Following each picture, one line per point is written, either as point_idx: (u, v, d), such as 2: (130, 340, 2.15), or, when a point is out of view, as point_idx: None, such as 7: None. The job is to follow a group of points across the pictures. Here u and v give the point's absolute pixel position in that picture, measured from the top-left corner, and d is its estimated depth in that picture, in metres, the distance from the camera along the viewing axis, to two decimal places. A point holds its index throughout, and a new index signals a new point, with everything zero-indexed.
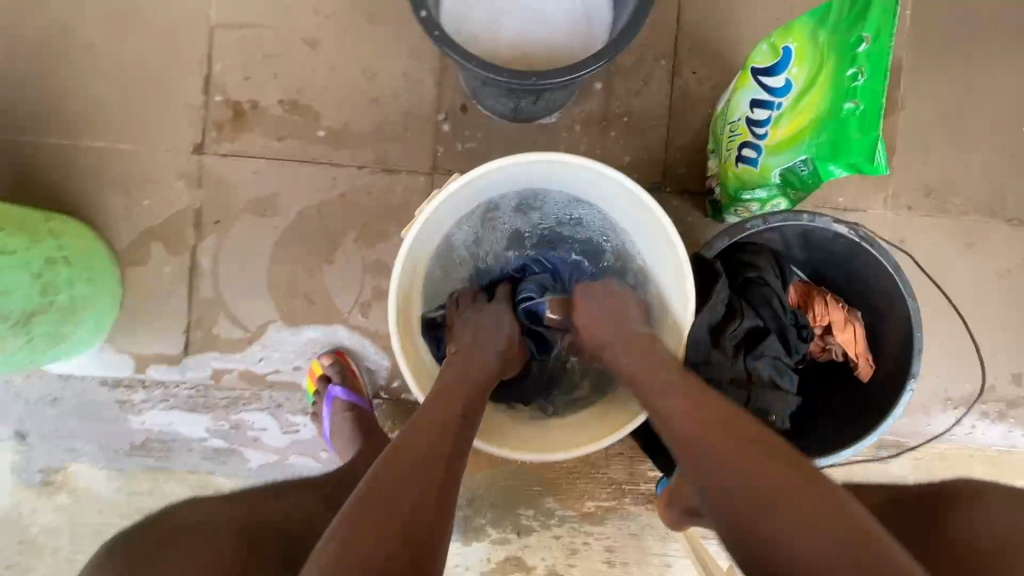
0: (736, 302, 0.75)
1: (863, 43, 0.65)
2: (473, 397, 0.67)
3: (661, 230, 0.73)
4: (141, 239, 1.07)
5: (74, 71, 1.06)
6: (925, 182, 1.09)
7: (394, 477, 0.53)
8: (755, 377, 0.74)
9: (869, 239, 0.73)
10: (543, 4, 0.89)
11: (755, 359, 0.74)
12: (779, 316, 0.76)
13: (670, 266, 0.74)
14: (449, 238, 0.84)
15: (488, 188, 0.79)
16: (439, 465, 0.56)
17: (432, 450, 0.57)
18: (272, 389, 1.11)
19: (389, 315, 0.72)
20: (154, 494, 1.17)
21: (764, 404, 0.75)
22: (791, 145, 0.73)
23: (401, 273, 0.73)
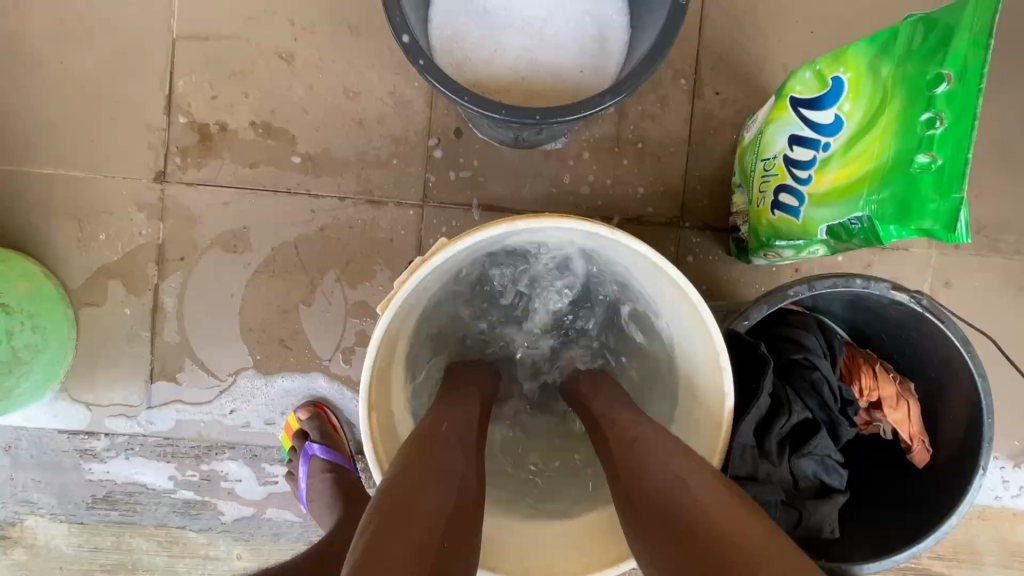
0: (780, 390, 0.64)
1: (943, 82, 0.53)
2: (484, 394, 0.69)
3: (690, 306, 0.61)
4: (96, 277, 0.96)
5: (19, 89, 0.94)
6: (973, 219, 0.98)
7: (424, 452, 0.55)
8: (800, 479, 0.64)
9: (934, 308, 0.62)
10: (548, 19, 0.77)
11: (802, 457, 0.64)
12: (828, 407, 0.65)
13: (700, 347, 0.62)
14: (438, 299, 0.72)
15: (485, 246, 0.67)
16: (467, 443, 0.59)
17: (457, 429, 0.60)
18: (246, 440, 1.01)
19: (363, 403, 0.60)
20: (118, 549, 1.07)
21: (815, 512, 0.64)
22: (843, 197, 0.62)
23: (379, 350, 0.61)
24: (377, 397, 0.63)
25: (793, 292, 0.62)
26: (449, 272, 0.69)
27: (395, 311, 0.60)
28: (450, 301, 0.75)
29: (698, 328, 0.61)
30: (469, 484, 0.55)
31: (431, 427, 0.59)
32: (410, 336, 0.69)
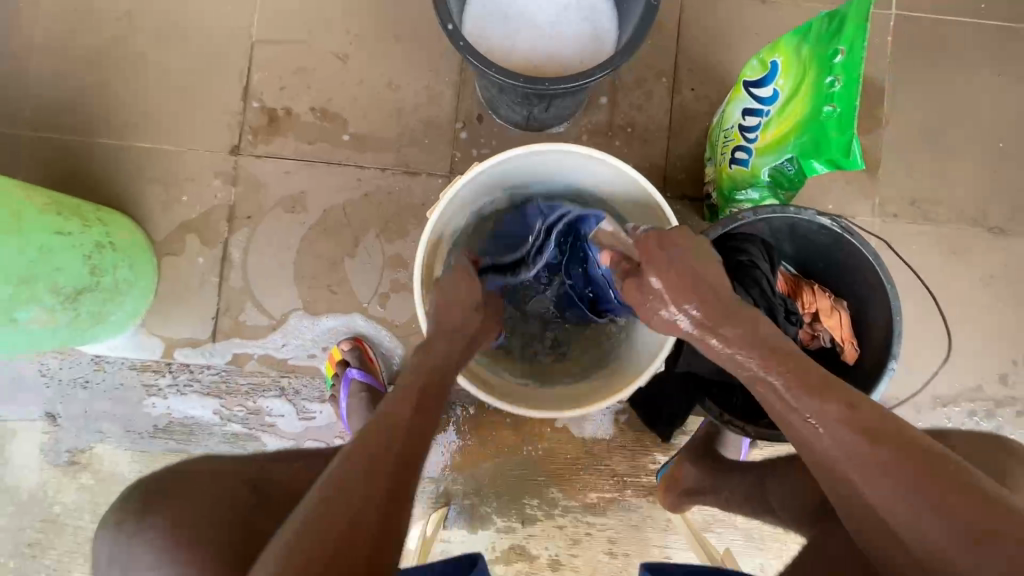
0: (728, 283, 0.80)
1: (839, 55, 0.73)
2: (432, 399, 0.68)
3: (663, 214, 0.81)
4: (177, 231, 1.15)
5: (127, 80, 1.16)
6: (909, 193, 1.17)
7: (341, 476, 0.57)
8: None
9: (849, 229, 0.81)
10: (555, 25, 0.99)
11: None
12: (768, 296, 0.82)
13: None
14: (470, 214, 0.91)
15: (510, 174, 0.87)
16: (385, 468, 0.58)
17: (379, 452, 0.59)
18: (292, 375, 1.17)
19: (416, 271, 0.79)
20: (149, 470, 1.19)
21: None
22: (777, 146, 0.82)
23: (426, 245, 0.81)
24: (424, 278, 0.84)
25: (741, 216, 0.81)
26: (479, 196, 0.89)
27: (442, 210, 0.80)
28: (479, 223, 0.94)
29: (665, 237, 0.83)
30: (372, 512, 0.54)
31: (346, 456, 0.59)
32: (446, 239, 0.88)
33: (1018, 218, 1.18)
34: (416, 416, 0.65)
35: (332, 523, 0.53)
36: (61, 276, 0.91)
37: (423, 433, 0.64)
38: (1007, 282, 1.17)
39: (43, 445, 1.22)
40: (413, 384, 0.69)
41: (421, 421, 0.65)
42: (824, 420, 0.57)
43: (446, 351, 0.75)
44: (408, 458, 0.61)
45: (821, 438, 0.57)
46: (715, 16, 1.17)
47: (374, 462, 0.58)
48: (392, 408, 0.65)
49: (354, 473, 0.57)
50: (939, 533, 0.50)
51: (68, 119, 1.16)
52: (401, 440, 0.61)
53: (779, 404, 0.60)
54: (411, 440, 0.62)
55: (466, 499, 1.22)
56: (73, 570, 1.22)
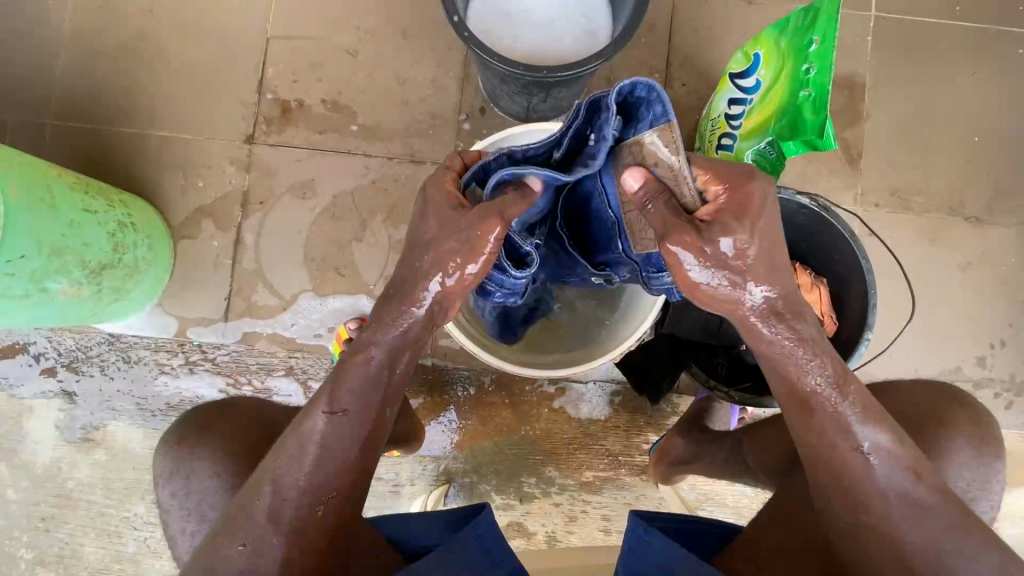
0: None
1: (814, 44, 0.80)
2: (357, 396, 0.71)
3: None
4: (193, 216, 1.21)
5: (148, 73, 1.23)
6: (889, 183, 1.23)
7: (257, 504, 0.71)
8: None
9: (827, 207, 0.86)
10: (553, 22, 1.06)
11: None
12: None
13: None
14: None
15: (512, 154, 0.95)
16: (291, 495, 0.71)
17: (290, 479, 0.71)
18: (300, 354, 1.22)
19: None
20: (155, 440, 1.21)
21: None
22: (759, 131, 0.88)
23: None
24: None
25: None
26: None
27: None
28: None
29: None
30: (272, 542, 0.71)
31: (258, 483, 0.72)
32: None
33: (993, 208, 1.24)
34: (332, 427, 0.71)
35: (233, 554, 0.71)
36: (87, 251, 0.96)
37: (346, 448, 0.72)
38: (984, 269, 1.23)
39: (59, 422, 1.27)
40: (338, 366, 0.72)
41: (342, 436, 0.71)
42: (875, 456, 0.68)
43: (382, 322, 0.71)
44: (313, 488, 0.71)
45: (872, 466, 0.68)
46: (705, 16, 1.24)
47: (279, 497, 0.71)
48: (307, 422, 0.71)
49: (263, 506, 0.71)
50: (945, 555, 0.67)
51: (91, 108, 1.22)
52: (311, 464, 0.71)
53: (830, 426, 0.69)
54: (321, 467, 0.71)
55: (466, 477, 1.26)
56: (84, 544, 1.26)
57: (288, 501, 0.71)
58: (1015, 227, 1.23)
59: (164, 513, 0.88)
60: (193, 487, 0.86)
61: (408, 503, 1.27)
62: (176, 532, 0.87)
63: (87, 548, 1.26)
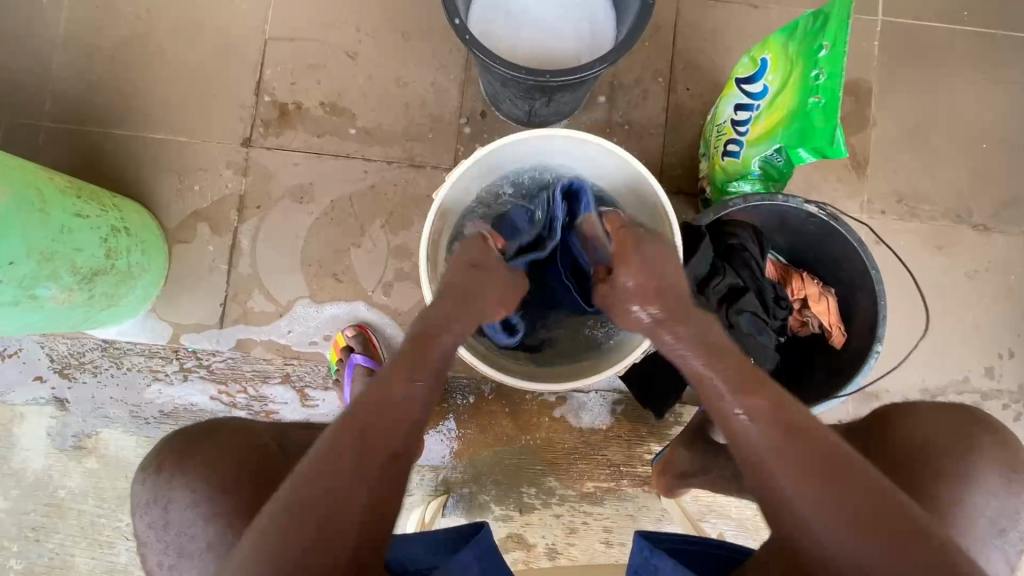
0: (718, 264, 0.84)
1: (824, 49, 0.78)
2: (436, 372, 0.69)
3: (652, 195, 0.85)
4: (188, 220, 1.19)
5: (143, 74, 1.21)
6: (896, 190, 1.21)
7: (332, 463, 0.58)
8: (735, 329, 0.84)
9: (836, 217, 0.84)
10: (556, 25, 1.04)
11: (736, 313, 0.84)
12: (757, 279, 0.86)
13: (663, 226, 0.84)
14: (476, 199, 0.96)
15: (514, 158, 0.92)
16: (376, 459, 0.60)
17: (375, 434, 0.61)
18: (297, 362, 1.20)
19: (421, 245, 0.83)
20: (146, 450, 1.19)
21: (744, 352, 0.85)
22: (767, 136, 0.86)
23: (431, 225, 0.85)
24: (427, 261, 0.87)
25: (731, 203, 0.83)
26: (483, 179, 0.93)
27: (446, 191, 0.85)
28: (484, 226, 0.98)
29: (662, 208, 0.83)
30: (356, 507, 0.57)
31: (332, 440, 0.60)
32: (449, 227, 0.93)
33: (1001, 216, 1.22)
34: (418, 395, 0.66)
35: (316, 508, 0.56)
36: (78, 256, 0.93)
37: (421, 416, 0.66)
38: (991, 278, 1.21)
39: (50, 429, 1.24)
40: (411, 347, 0.70)
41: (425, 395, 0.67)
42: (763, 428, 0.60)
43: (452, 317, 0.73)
44: (401, 448, 0.62)
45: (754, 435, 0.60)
46: (710, 20, 1.22)
47: (370, 443, 0.60)
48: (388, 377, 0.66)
49: (340, 465, 0.58)
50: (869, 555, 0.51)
51: (85, 110, 1.20)
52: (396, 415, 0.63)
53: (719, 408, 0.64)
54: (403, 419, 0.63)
55: (465, 488, 1.24)
56: (75, 554, 1.23)
57: (378, 440, 0.61)
58: None
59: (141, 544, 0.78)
60: (170, 518, 0.76)
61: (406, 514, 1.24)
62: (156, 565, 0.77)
63: (78, 559, 1.23)
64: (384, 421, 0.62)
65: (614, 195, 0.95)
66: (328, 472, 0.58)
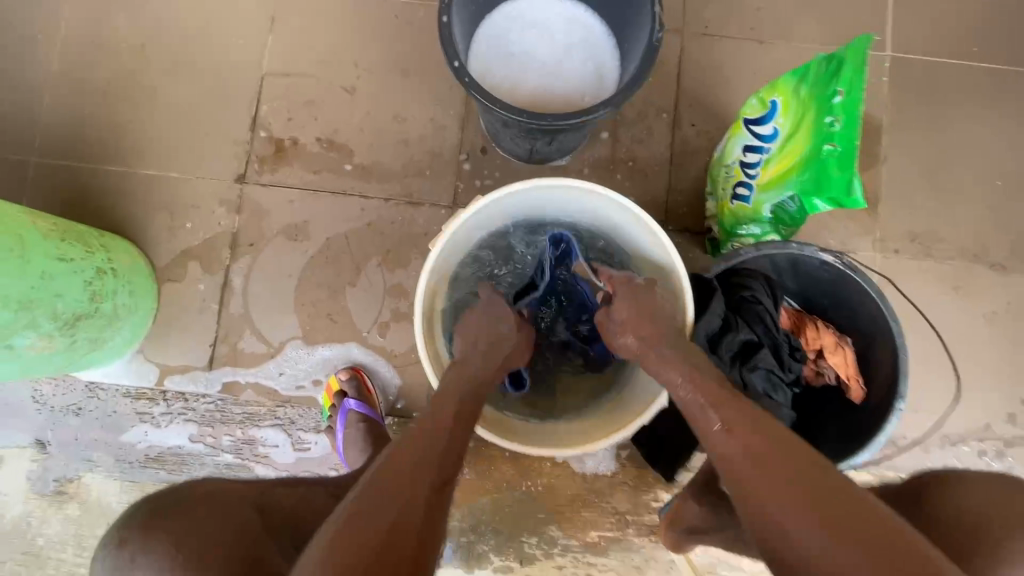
0: (731, 318, 0.81)
1: (839, 95, 0.75)
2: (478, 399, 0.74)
3: (662, 245, 0.80)
4: (179, 258, 1.16)
5: (137, 109, 1.18)
6: (910, 229, 1.18)
7: (393, 471, 0.60)
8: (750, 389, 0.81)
9: (853, 267, 0.80)
10: (558, 64, 1.02)
11: (750, 372, 0.81)
12: (771, 334, 0.82)
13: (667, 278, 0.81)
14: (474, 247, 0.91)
15: (512, 206, 0.87)
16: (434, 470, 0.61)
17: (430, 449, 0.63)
18: (289, 405, 1.15)
19: (416, 301, 0.77)
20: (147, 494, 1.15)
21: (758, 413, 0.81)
22: (780, 181, 0.83)
23: (429, 277, 0.80)
24: (424, 318, 0.82)
25: (743, 252, 0.81)
26: (483, 228, 0.89)
27: (442, 245, 0.80)
28: (464, 278, 0.93)
29: (666, 264, 0.81)
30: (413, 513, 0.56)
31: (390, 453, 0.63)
32: (445, 275, 0.88)
33: (1018, 255, 1.18)
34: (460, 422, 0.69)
35: (363, 531, 0.54)
36: (59, 302, 0.89)
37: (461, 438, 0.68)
38: (1011, 320, 1.16)
39: (31, 474, 1.19)
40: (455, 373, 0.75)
41: (458, 436, 0.67)
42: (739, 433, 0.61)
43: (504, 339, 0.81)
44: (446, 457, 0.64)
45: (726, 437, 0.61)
46: (714, 56, 1.20)
47: (419, 474, 0.60)
48: (426, 419, 0.68)
49: (403, 466, 0.61)
50: (848, 558, 0.48)
51: (76, 146, 1.17)
52: (439, 448, 0.64)
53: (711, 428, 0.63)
54: (446, 456, 0.64)
55: (464, 538, 1.18)
56: None
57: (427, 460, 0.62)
58: None
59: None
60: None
61: None
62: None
63: None
64: (433, 440, 0.65)
65: (604, 236, 0.92)
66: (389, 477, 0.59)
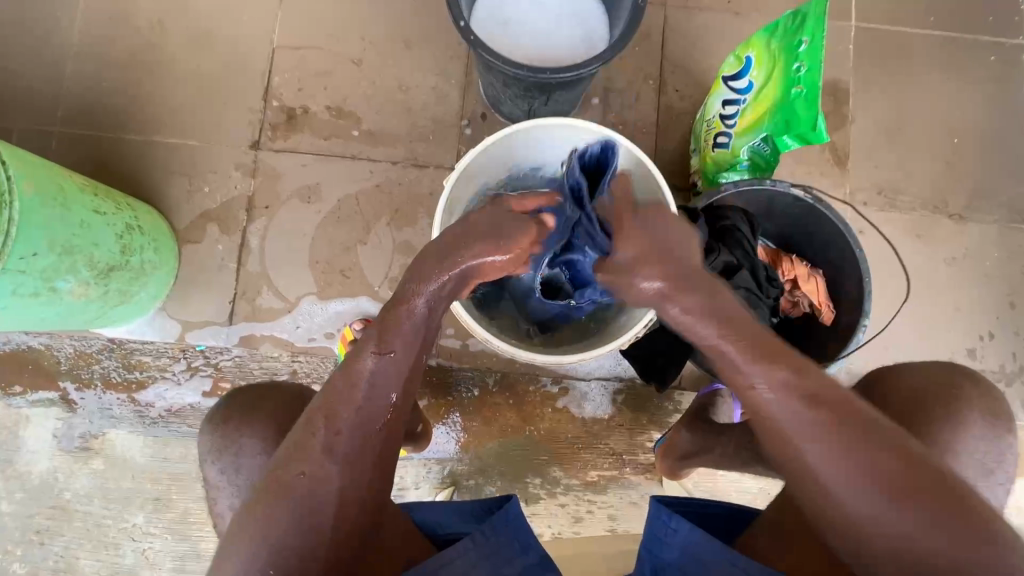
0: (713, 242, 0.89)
1: (803, 44, 0.84)
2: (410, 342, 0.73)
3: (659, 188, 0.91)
4: (198, 220, 1.22)
5: (154, 81, 1.25)
6: (876, 183, 1.28)
7: (317, 443, 0.68)
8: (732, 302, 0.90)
9: (820, 199, 0.90)
10: (553, 30, 1.11)
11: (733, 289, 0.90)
12: (750, 257, 0.90)
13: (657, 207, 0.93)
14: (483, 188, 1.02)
15: (518, 151, 0.99)
16: (356, 441, 0.69)
17: (354, 416, 0.69)
18: (306, 357, 1.22)
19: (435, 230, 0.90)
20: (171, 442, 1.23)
21: None
22: (754, 127, 0.92)
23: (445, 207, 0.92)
24: None
25: (723, 187, 0.90)
26: (490, 171, 1.00)
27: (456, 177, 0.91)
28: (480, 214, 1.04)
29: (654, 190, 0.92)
30: (330, 490, 0.66)
31: (305, 424, 0.69)
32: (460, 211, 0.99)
33: (974, 205, 1.29)
34: (380, 368, 0.71)
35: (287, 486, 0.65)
36: (96, 251, 0.96)
37: (393, 388, 0.72)
38: (969, 264, 1.27)
39: (56, 432, 1.24)
40: (383, 318, 0.74)
41: (385, 384, 0.71)
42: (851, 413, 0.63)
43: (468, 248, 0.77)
44: (363, 423, 0.69)
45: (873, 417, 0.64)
46: (695, 27, 1.30)
47: (329, 440, 0.67)
48: (354, 364, 0.71)
49: (315, 438, 0.68)
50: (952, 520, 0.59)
51: (97, 116, 1.24)
52: (360, 399, 0.69)
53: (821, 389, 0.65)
54: (365, 410, 0.69)
55: (472, 480, 1.26)
56: (80, 557, 1.23)
57: (349, 430, 0.69)
58: (997, 223, 1.29)
59: (215, 489, 0.88)
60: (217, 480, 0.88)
61: None
62: (226, 507, 0.88)
63: (83, 561, 1.23)
64: (357, 406, 0.69)
65: None
66: (302, 454, 0.67)
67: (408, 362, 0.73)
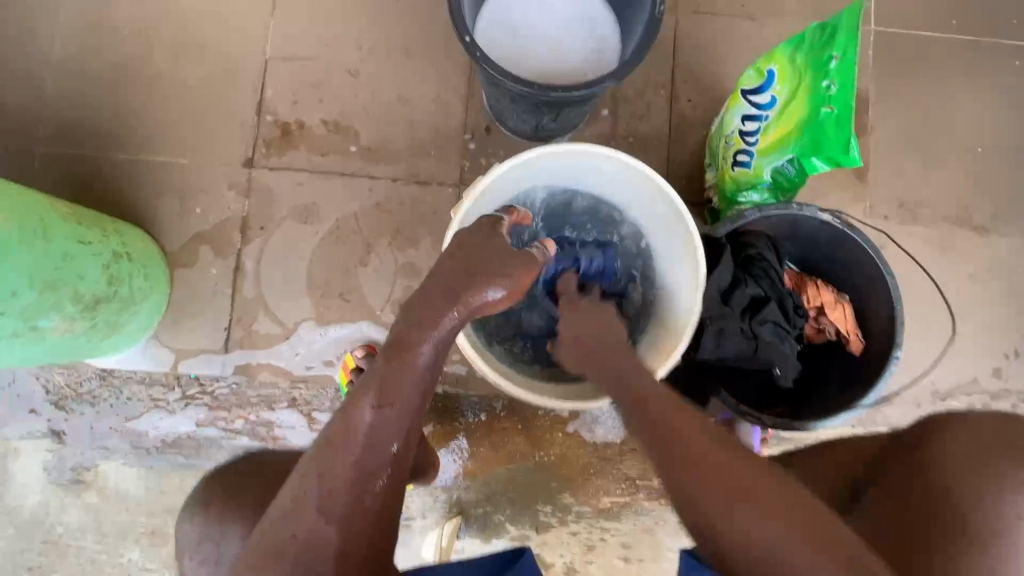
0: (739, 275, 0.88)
1: (834, 60, 0.79)
2: (411, 389, 0.69)
3: (681, 218, 0.86)
4: (191, 242, 1.17)
5: (141, 96, 1.19)
6: (898, 196, 1.23)
7: (314, 495, 0.64)
8: (759, 338, 0.87)
9: (849, 224, 0.85)
10: (561, 41, 1.05)
11: (759, 323, 0.87)
12: (777, 287, 0.89)
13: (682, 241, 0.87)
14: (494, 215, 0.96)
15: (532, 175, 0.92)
16: (355, 493, 0.64)
17: (353, 468, 0.65)
18: (306, 385, 1.17)
19: None
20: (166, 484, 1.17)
21: (769, 361, 0.88)
22: (779, 146, 0.87)
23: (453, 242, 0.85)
24: None
25: (747, 213, 0.86)
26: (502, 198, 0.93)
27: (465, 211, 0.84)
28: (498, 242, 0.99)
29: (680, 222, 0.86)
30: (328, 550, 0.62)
31: (301, 477, 0.65)
32: None
33: (999, 217, 1.24)
34: (379, 419, 0.67)
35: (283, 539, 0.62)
36: (82, 284, 0.91)
37: (393, 436, 0.68)
38: (993, 279, 1.22)
39: (47, 465, 1.19)
40: (383, 368, 0.69)
41: (384, 431, 0.67)
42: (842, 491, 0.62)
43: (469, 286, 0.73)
44: (363, 476, 0.65)
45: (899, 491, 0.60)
46: (708, 32, 1.24)
47: (326, 501, 0.63)
48: (352, 413, 0.67)
49: (312, 492, 0.64)
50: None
51: (82, 134, 1.18)
52: (360, 451, 0.65)
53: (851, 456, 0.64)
54: (365, 463, 0.65)
55: (481, 510, 1.21)
56: None
57: (350, 483, 0.64)
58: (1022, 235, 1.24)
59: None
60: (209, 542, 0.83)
61: (420, 537, 1.22)
62: None
63: None
64: (357, 458, 0.65)
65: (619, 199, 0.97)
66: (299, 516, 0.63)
67: (410, 406, 0.69)
